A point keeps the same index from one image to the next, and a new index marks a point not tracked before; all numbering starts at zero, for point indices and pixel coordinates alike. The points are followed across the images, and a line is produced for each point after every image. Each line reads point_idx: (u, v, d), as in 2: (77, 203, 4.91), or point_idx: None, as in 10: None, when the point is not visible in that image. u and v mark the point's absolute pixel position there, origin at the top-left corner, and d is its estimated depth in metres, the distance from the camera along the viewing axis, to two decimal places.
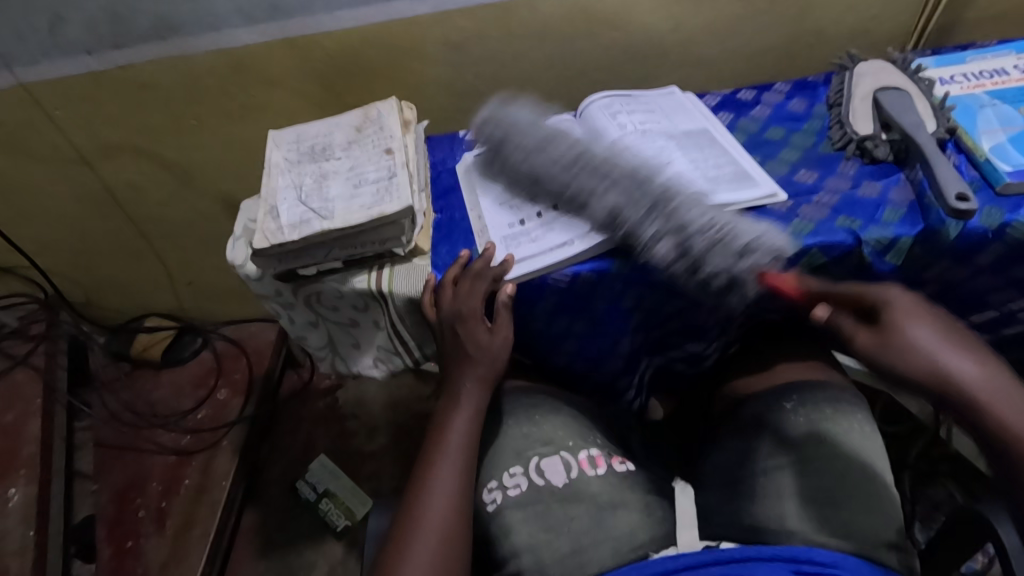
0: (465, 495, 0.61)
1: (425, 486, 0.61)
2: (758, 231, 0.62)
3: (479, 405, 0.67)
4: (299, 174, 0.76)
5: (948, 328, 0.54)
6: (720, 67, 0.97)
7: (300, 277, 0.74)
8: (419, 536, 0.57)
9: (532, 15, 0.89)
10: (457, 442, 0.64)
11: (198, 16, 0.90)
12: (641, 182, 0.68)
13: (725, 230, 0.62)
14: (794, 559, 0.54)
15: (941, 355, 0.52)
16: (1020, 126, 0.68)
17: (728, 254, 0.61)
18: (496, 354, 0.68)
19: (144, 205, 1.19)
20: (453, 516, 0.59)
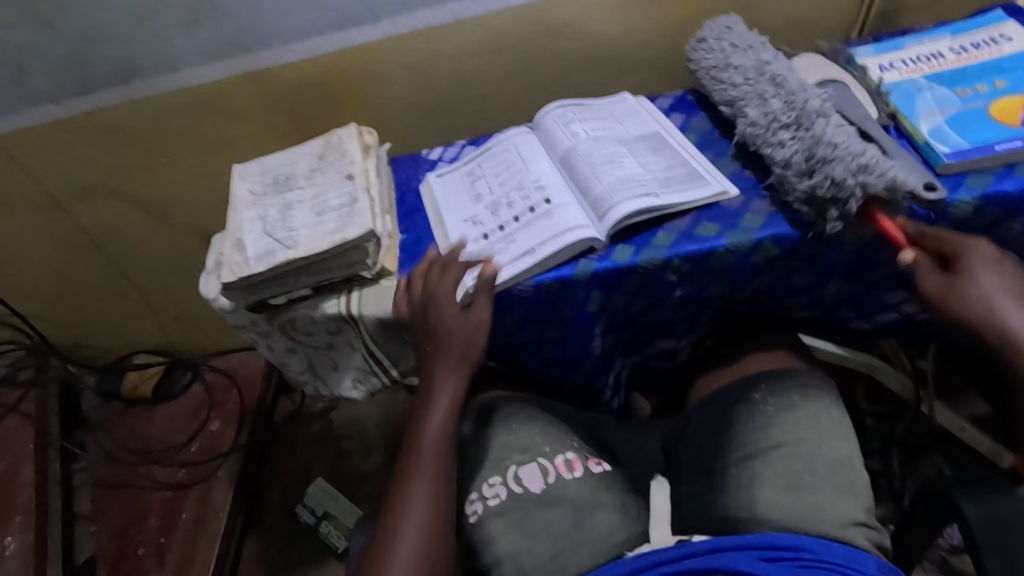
0: (439, 502, 0.62)
1: (400, 498, 0.62)
2: (877, 156, 0.62)
3: (455, 394, 0.68)
4: (264, 206, 0.78)
5: (1012, 284, 0.59)
6: (674, 69, 0.99)
7: (272, 306, 0.76)
8: (399, 537, 0.59)
9: (484, 32, 0.91)
10: (428, 455, 0.64)
11: (157, 57, 0.91)
12: (781, 112, 0.69)
13: (839, 153, 0.62)
14: (758, 546, 0.56)
15: (998, 304, 0.58)
16: (957, 107, 0.70)
17: (851, 167, 0.61)
18: (457, 362, 0.68)
19: (123, 244, 1.21)
20: (427, 525, 0.60)
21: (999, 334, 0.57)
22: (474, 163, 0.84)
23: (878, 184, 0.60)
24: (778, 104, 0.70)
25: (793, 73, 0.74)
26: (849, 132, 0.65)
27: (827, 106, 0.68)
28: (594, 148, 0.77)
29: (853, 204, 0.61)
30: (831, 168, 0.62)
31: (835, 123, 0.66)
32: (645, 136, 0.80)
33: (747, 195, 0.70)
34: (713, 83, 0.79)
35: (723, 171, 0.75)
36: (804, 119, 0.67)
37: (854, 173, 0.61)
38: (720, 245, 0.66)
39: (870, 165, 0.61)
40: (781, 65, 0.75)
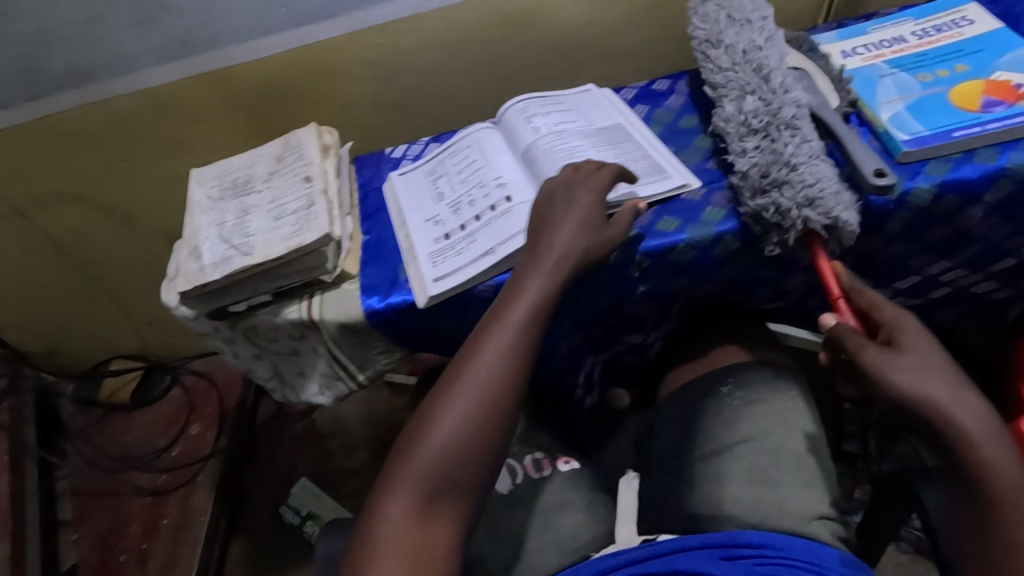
0: (491, 416, 0.55)
1: (447, 394, 0.56)
2: (835, 186, 0.60)
3: (561, 265, 0.60)
4: (221, 212, 0.77)
5: (950, 371, 0.54)
6: (641, 58, 0.97)
7: (232, 314, 0.75)
8: (451, 406, 0.55)
9: (446, 25, 0.89)
10: (493, 350, 0.57)
11: (108, 58, 0.88)
12: (757, 112, 0.66)
13: (799, 176, 0.60)
14: (723, 544, 0.56)
15: (930, 378, 0.53)
16: (918, 93, 0.69)
17: (798, 197, 0.60)
18: (551, 270, 0.60)
19: (90, 251, 1.18)
20: (468, 437, 0.54)
21: (934, 412, 0.52)
22: (437, 160, 0.83)
23: (819, 221, 0.59)
24: (754, 104, 0.66)
25: (781, 63, 0.69)
26: (812, 150, 0.62)
27: (801, 112, 0.65)
28: (557, 142, 0.76)
29: (793, 236, 0.61)
30: (784, 190, 0.60)
31: (803, 137, 0.63)
32: (608, 128, 0.78)
33: (710, 187, 0.70)
34: (703, 61, 0.74)
35: (685, 163, 0.74)
36: (779, 125, 0.64)
37: (800, 204, 0.60)
38: (681, 240, 0.65)
39: (819, 198, 0.59)
40: (772, 52, 0.70)
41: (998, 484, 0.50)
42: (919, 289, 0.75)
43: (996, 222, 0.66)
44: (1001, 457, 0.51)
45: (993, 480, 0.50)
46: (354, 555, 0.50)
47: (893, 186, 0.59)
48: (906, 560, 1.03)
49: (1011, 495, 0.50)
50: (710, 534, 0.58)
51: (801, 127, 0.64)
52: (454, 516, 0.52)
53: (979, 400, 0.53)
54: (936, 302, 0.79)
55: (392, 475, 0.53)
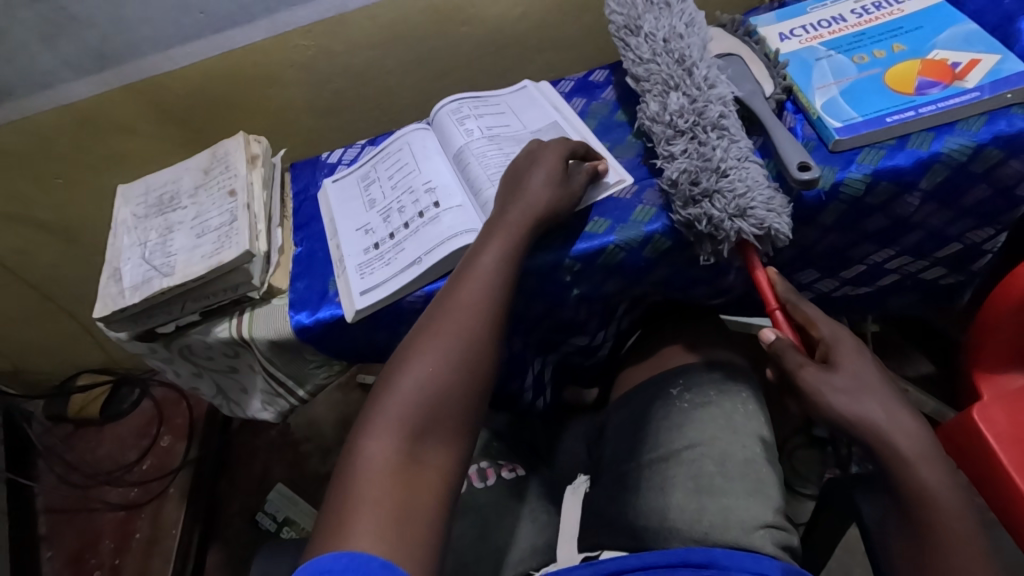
0: (471, 362, 0.53)
1: (419, 347, 0.54)
2: (768, 193, 0.58)
3: (537, 211, 0.60)
4: (145, 230, 0.74)
5: (885, 389, 0.53)
6: (582, 46, 0.95)
7: (161, 335, 0.72)
8: (429, 351, 0.53)
9: (374, 25, 0.86)
10: (469, 292, 0.56)
11: (25, 75, 0.86)
12: (683, 112, 0.63)
13: (730, 184, 0.58)
14: (668, 564, 0.54)
15: (867, 399, 0.52)
16: (853, 76, 0.66)
17: (730, 207, 0.58)
18: (516, 225, 0.59)
19: (38, 269, 1.16)
20: (447, 384, 0.52)
21: (869, 432, 0.51)
22: (370, 165, 0.80)
23: (751, 230, 0.58)
24: (679, 102, 0.64)
25: (704, 54, 0.67)
26: (740, 153, 0.60)
27: (728, 111, 0.63)
28: (487, 144, 0.73)
29: (727, 247, 0.59)
30: (715, 199, 0.58)
31: (730, 138, 0.62)
32: (543, 129, 0.76)
33: (641, 184, 0.67)
34: (623, 49, 0.71)
35: (619, 158, 0.71)
36: (706, 127, 0.62)
37: (733, 214, 0.58)
38: (610, 241, 0.63)
39: (751, 207, 0.58)
40: (694, 41, 0.68)
41: (934, 506, 0.48)
42: (869, 276, 0.75)
43: (934, 208, 0.64)
44: (935, 476, 0.49)
45: (934, 504, 0.48)
46: (331, 503, 0.46)
47: (818, 180, 0.57)
48: None
49: (946, 516, 0.48)
50: (655, 552, 0.56)
51: (729, 125, 0.62)
52: (442, 456, 0.50)
53: (914, 419, 0.52)
54: (887, 287, 0.78)
55: (368, 419, 0.50)
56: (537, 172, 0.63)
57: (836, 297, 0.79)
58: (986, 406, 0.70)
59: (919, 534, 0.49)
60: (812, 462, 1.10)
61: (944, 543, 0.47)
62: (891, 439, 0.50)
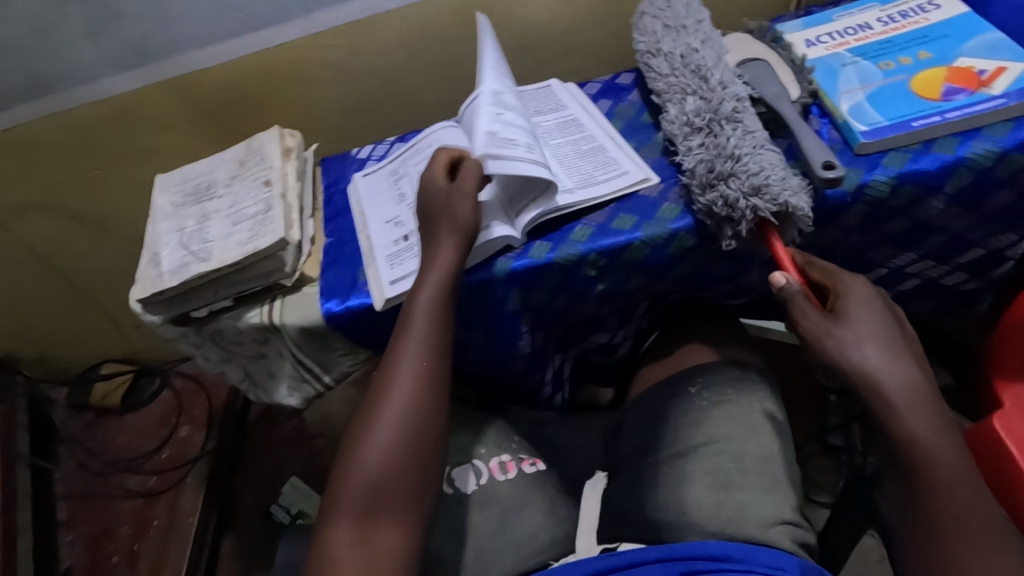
0: (422, 420, 0.56)
1: (368, 423, 0.56)
2: (785, 175, 0.59)
3: (452, 267, 0.62)
4: (182, 218, 0.76)
5: (893, 339, 0.54)
6: (608, 51, 0.96)
7: (195, 319, 0.75)
8: (382, 417, 0.56)
9: (406, 25, 0.89)
10: (409, 352, 0.58)
11: (67, 68, 0.88)
12: (698, 112, 0.65)
13: (745, 167, 0.59)
14: (682, 557, 0.56)
15: (867, 346, 0.53)
16: (878, 82, 0.68)
17: (745, 186, 0.59)
18: (434, 296, 0.61)
19: (69, 259, 1.18)
20: (398, 455, 0.54)
21: (863, 379, 0.52)
22: (400, 161, 0.83)
23: (768, 208, 0.58)
24: (692, 104, 0.66)
25: (719, 61, 0.69)
26: (755, 142, 0.61)
27: (744, 107, 0.65)
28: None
29: (746, 226, 0.60)
30: (729, 181, 0.60)
31: (745, 129, 0.63)
32: (569, 128, 0.78)
33: (667, 183, 0.69)
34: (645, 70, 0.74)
35: (644, 158, 0.72)
36: (720, 121, 0.64)
37: (747, 193, 0.59)
38: (636, 238, 0.65)
39: (764, 185, 0.58)
40: (709, 53, 0.70)
41: (924, 451, 0.49)
42: (891, 280, 0.75)
43: (957, 212, 0.65)
44: (926, 423, 0.50)
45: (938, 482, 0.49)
46: None
47: (843, 179, 0.58)
48: None
49: (938, 459, 0.49)
50: (669, 545, 0.58)
51: (744, 117, 0.64)
52: (405, 515, 0.53)
53: (914, 372, 0.52)
54: (908, 291, 0.79)
55: (332, 497, 0.53)
56: (447, 234, 0.63)
57: None
58: (1005, 413, 0.71)
59: (911, 475, 0.50)
60: (827, 471, 1.09)
61: (936, 486, 0.48)
62: (884, 384, 0.52)
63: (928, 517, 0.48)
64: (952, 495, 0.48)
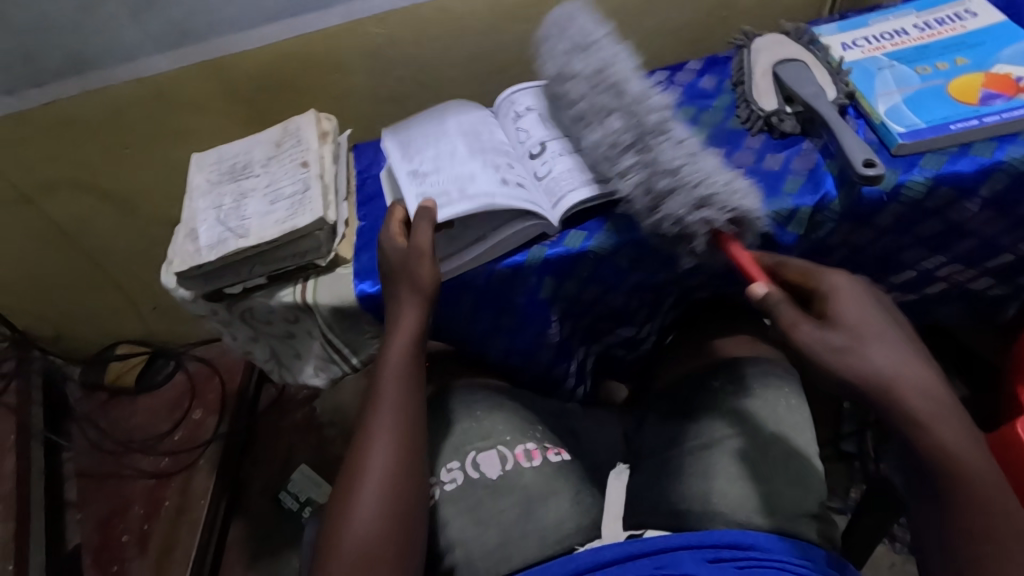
0: (405, 476, 0.58)
1: (348, 498, 0.56)
2: (728, 179, 0.62)
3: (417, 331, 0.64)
4: (220, 195, 0.77)
5: (890, 333, 0.54)
6: (639, 49, 0.97)
7: (228, 296, 0.76)
8: (366, 478, 0.57)
9: (444, 15, 0.90)
10: (386, 413, 0.60)
11: (109, 46, 0.89)
12: (624, 134, 0.64)
13: (687, 180, 0.61)
14: (712, 545, 0.55)
15: (870, 343, 0.53)
16: (916, 86, 0.68)
17: (690, 200, 0.61)
18: (401, 363, 0.63)
19: (96, 238, 1.19)
20: (385, 522, 0.55)
21: (872, 379, 0.52)
22: None
23: (720, 217, 0.61)
24: (616, 124, 0.65)
25: (633, 74, 0.67)
26: (687, 152, 0.63)
27: (667, 118, 0.65)
28: (549, 131, 0.76)
29: (701, 238, 0.62)
30: (671, 198, 0.61)
31: (673, 141, 0.64)
32: None
33: None
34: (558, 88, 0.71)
35: None
36: (649, 142, 0.64)
37: (694, 206, 0.61)
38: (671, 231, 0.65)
39: (711, 198, 0.61)
40: (619, 62, 0.67)
41: (938, 444, 0.50)
42: (918, 282, 0.76)
43: (991, 216, 0.65)
44: (934, 414, 0.51)
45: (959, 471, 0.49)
46: None
47: (882, 177, 0.59)
48: (904, 560, 1.03)
49: (953, 450, 0.49)
50: (698, 533, 0.57)
51: (674, 129, 0.64)
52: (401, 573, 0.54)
53: (916, 364, 0.52)
54: (934, 295, 0.79)
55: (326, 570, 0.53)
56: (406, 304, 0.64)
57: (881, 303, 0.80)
58: None
59: (931, 471, 0.50)
60: (840, 476, 1.09)
61: (955, 480, 0.49)
62: (893, 382, 0.51)
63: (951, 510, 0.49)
64: (978, 488, 0.49)
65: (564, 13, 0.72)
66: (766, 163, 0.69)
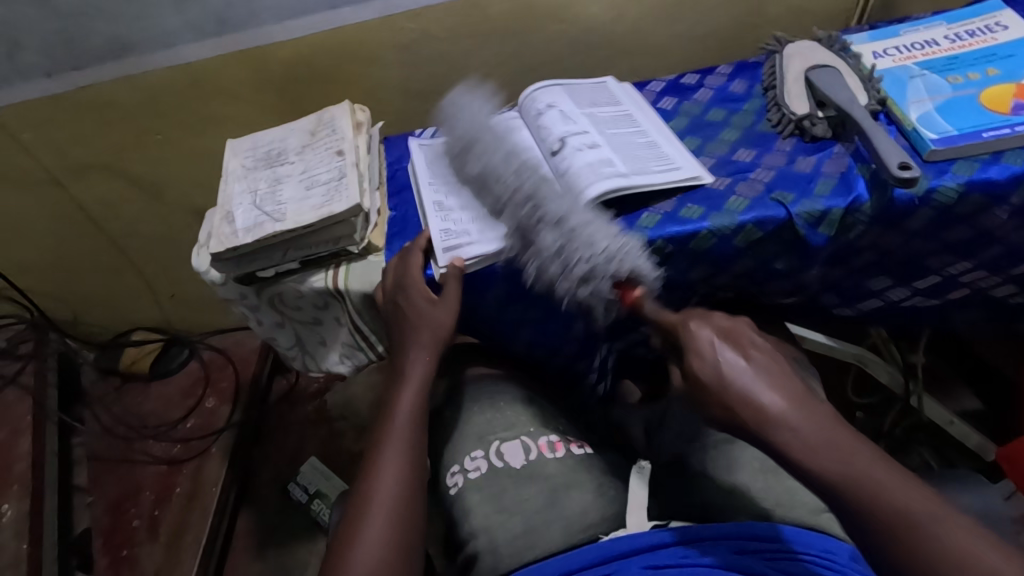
0: (409, 513, 0.56)
1: (357, 526, 0.54)
2: (604, 246, 0.62)
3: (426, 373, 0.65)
4: (255, 180, 0.79)
5: (772, 369, 0.48)
6: (668, 53, 0.99)
7: (260, 279, 0.77)
8: (372, 512, 0.55)
9: (479, 13, 0.91)
10: (394, 448, 0.59)
11: (150, 32, 0.91)
12: (512, 225, 0.67)
13: (566, 258, 0.62)
14: (739, 537, 0.54)
15: (761, 390, 0.47)
16: (947, 95, 0.69)
17: (575, 278, 0.62)
18: (410, 404, 0.63)
19: (121, 223, 1.20)
20: (388, 562, 0.52)
21: (775, 430, 0.45)
22: None
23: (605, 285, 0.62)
24: (503, 220, 0.67)
25: (504, 165, 0.70)
26: (564, 228, 0.63)
27: (544, 196, 0.66)
28: (568, 127, 0.76)
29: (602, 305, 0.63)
30: (558, 279, 0.63)
31: (550, 220, 0.64)
32: (620, 121, 0.79)
33: (734, 178, 0.70)
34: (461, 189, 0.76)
35: (712, 154, 0.74)
36: (530, 226, 0.65)
37: (581, 282, 0.63)
38: (701, 229, 0.66)
39: (593, 271, 0.62)
40: (495, 157, 0.71)
41: (857, 488, 0.43)
42: (942, 288, 0.77)
43: (1019, 224, 0.66)
44: (838, 455, 0.44)
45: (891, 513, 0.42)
46: None
47: (917, 180, 0.60)
48: None
49: (876, 482, 0.43)
50: (726, 524, 0.56)
51: (555, 204, 0.65)
52: None
53: (797, 399, 0.46)
54: (957, 302, 0.80)
55: None
56: (416, 345, 0.66)
57: (904, 308, 0.81)
58: None
59: (867, 528, 0.43)
60: None
61: (894, 526, 0.42)
62: (791, 430, 0.45)
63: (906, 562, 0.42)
64: (927, 522, 0.42)
65: (452, 104, 0.78)
66: (797, 165, 0.70)
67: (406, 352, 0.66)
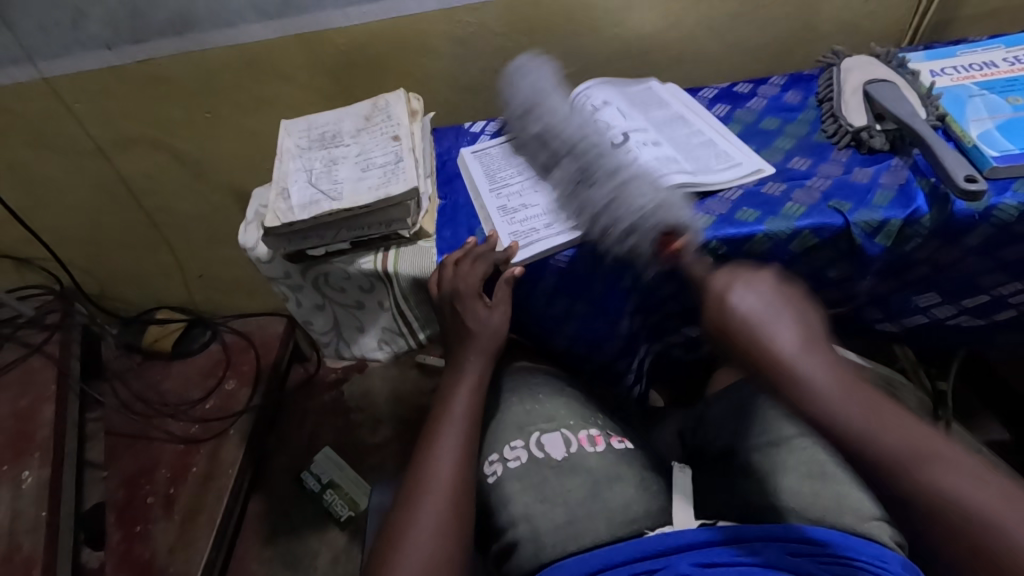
0: (461, 501, 0.58)
1: (410, 515, 0.56)
2: (650, 202, 0.63)
3: (482, 375, 0.67)
4: (310, 159, 0.79)
5: (811, 329, 0.51)
6: (719, 63, 1.00)
7: (309, 258, 0.77)
8: (426, 496, 0.57)
9: (537, 11, 0.92)
10: (450, 440, 0.62)
11: (213, 12, 0.92)
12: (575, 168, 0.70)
13: (615, 215, 0.64)
14: (791, 537, 0.54)
15: (776, 333, 0.50)
16: (1008, 115, 0.70)
17: (624, 225, 0.63)
18: (466, 401, 0.65)
19: (162, 199, 1.21)
20: (442, 545, 0.54)
21: (785, 373, 0.48)
22: None
23: (650, 234, 0.62)
24: (558, 175, 0.73)
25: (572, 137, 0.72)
26: (609, 194, 0.65)
27: (602, 156, 0.69)
28: (626, 128, 0.78)
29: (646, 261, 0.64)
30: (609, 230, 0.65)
31: (593, 189, 0.67)
32: (674, 118, 0.82)
33: (790, 184, 0.71)
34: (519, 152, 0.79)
35: (767, 160, 0.75)
36: (591, 177, 0.68)
37: (627, 232, 0.63)
38: (760, 230, 0.66)
39: (637, 221, 0.62)
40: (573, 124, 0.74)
41: (862, 424, 0.45)
42: (989, 308, 0.76)
43: None
44: (902, 436, 0.45)
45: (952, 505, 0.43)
46: None
47: (982, 194, 0.62)
48: None
49: (876, 423, 0.45)
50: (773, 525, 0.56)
51: (605, 171, 0.67)
52: None
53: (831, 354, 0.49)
54: (1003, 322, 0.80)
55: None
56: (473, 351, 0.68)
57: (948, 326, 0.81)
58: None
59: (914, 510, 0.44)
60: None
61: (897, 463, 0.44)
62: (802, 371, 0.48)
63: (916, 492, 0.44)
64: (929, 459, 0.44)
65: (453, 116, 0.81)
66: (855, 174, 0.70)
67: (464, 355, 0.68)
